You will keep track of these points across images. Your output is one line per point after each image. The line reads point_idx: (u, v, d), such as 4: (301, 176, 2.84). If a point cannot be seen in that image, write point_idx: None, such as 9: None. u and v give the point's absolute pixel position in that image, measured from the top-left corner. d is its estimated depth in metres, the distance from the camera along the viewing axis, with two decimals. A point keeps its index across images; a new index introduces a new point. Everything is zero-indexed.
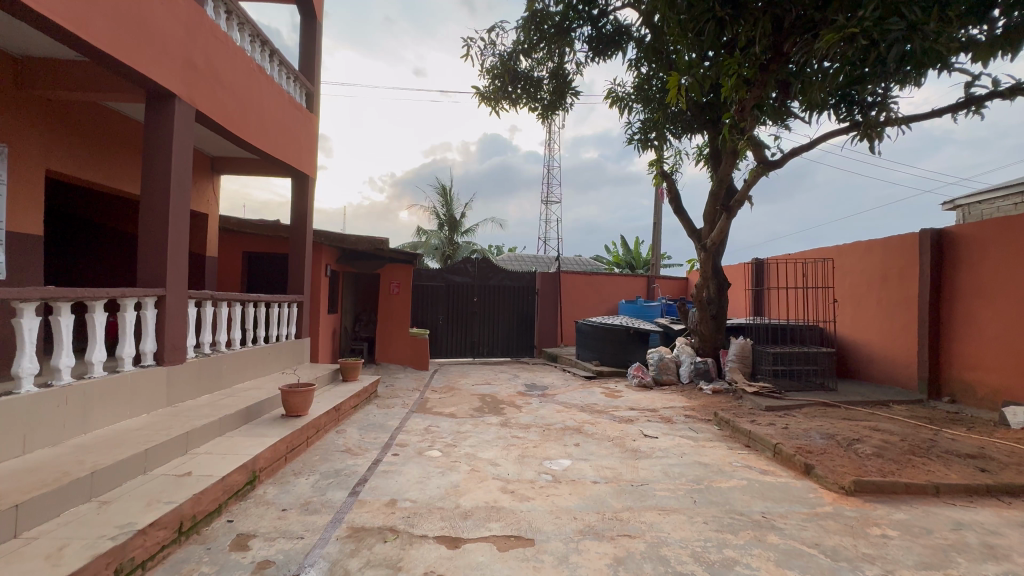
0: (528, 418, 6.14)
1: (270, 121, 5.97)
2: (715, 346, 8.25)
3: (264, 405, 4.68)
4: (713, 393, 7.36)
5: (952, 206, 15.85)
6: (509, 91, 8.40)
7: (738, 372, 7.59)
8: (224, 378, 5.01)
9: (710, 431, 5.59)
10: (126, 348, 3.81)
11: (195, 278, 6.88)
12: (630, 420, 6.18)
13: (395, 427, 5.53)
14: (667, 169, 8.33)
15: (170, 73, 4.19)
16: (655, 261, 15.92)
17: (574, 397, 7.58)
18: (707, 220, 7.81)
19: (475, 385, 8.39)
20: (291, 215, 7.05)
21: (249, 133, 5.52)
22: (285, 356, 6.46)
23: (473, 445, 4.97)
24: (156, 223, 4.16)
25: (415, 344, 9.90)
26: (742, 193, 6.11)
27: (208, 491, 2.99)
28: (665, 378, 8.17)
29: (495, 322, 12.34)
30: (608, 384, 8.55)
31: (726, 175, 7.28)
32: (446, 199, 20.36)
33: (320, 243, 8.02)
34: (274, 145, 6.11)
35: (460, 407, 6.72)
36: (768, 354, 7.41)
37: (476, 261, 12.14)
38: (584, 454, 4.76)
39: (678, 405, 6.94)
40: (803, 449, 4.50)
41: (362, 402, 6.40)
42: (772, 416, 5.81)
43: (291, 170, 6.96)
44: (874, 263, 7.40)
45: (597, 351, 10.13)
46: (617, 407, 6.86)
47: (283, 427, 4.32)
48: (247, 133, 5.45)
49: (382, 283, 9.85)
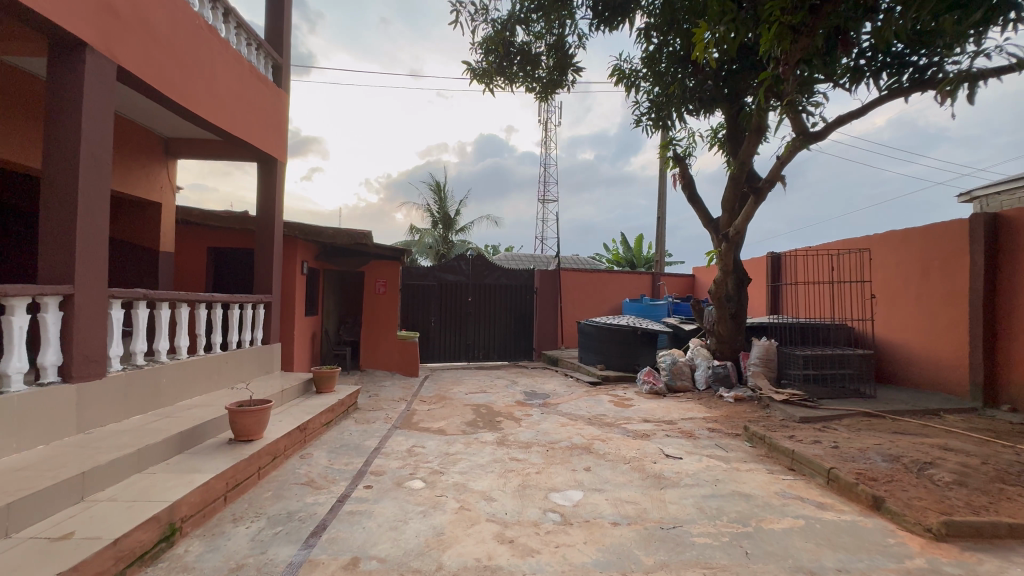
0: (529, 435, 5.31)
1: (225, 93, 5.17)
2: (734, 349, 7.44)
3: (207, 428, 3.82)
4: (736, 402, 6.57)
5: (969, 198, 15.13)
6: (504, 67, 7.59)
7: (762, 377, 6.79)
8: (162, 394, 4.15)
9: (742, 449, 4.79)
10: (13, 363, 2.95)
11: (147, 276, 6.03)
12: (646, 436, 5.37)
13: (373, 449, 4.69)
14: (681, 152, 7.51)
15: (80, 16, 3.33)
16: (659, 258, 15.15)
17: (579, 407, 6.77)
18: (726, 207, 6.97)
19: (469, 394, 7.56)
20: (258, 203, 6.21)
21: (197, 103, 4.70)
22: (248, 365, 5.63)
23: (464, 472, 4.13)
24: (62, 200, 3.30)
25: (404, 348, 9.06)
26: (773, 172, 5.29)
27: (88, 565, 2.15)
28: (679, 385, 7.38)
29: (491, 323, 11.51)
30: (615, 390, 7.73)
31: (749, 156, 6.48)
32: (440, 196, 19.53)
33: (294, 236, 7.14)
34: (230, 120, 5.26)
35: (450, 421, 5.89)
36: (798, 357, 6.60)
37: (471, 258, 11.30)
38: (597, 483, 3.93)
39: (698, 416, 6.13)
40: (864, 475, 3.70)
41: (337, 417, 5.56)
42: (812, 430, 5.01)
43: (256, 154, 6.11)
44: (912, 255, 6.64)
45: (602, 354, 9.32)
46: (629, 419, 6.06)
47: (226, 457, 3.48)
48: (191, 102, 4.60)
49: (367, 283, 9.02)
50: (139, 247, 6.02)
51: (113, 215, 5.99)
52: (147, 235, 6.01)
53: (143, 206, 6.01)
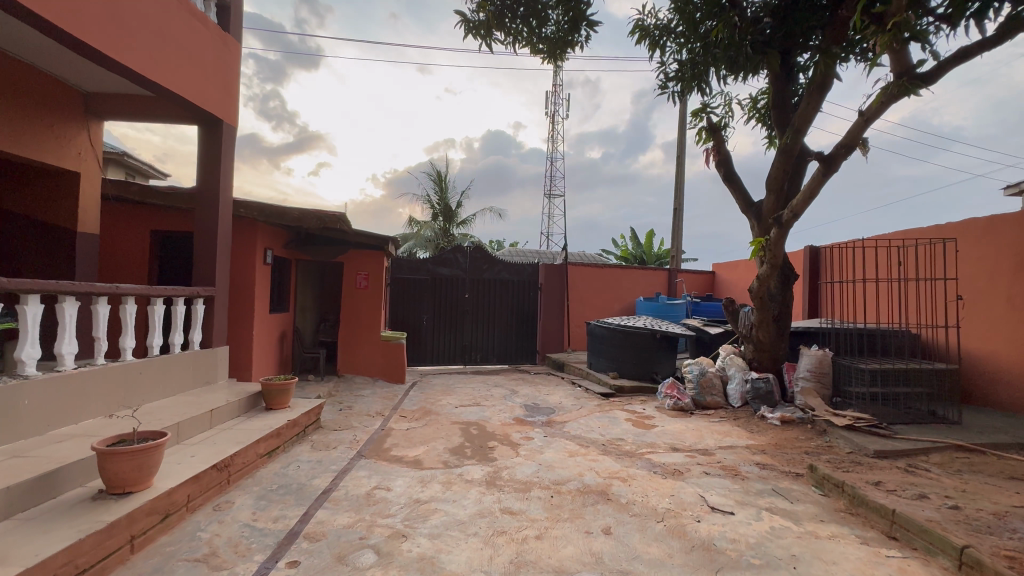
0: (528, 472, 4.13)
1: (129, 15, 4.03)
2: (776, 360, 6.23)
3: (66, 475, 2.67)
4: (783, 425, 5.38)
5: (1016, 191, 13.69)
6: (506, 20, 6.44)
7: (814, 395, 5.60)
8: (20, 421, 3.01)
9: (813, 500, 3.59)
10: None
11: (62, 263, 4.91)
12: (679, 474, 4.18)
13: (320, 494, 3.52)
14: (716, 122, 6.25)
15: None
16: (676, 253, 13.89)
17: (590, 427, 5.60)
18: (773, 187, 5.73)
19: (459, 408, 6.41)
20: (198, 172, 5.03)
21: (78, 23, 3.56)
22: (182, 374, 4.52)
23: (435, 537, 2.96)
24: None
25: (388, 351, 7.92)
26: (851, 134, 4.05)
27: None
28: (708, 401, 6.22)
29: (490, 322, 10.35)
30: (632, 405, 6.55)
31: (805, 123, 5.29)
32: (441, 186, 18.34)
33: (253, 219, 5.94)
34: (140, 58, 4.14)
35: (431, 447, 4.73)
36: (863, 372, 5.35)
37: (468, 251, 10.14)
38: (623, 560, 2.75)
39: (739, 444, 4.93)
40: (1021, 564, 2.49)
41: (288, 442, 4.42)
42: (903, 476, 3.81)
43: (196, 113, 4.96)
44: (1000, 247, 5.31)
45: (614, 360, 8.13)
46: (653, 448, 4.88)
47: (71, 526, 2.33)
48: (67, 23, 3.48)
49: (346, 275, 7.89)
50: (53, 226, 4.91)
51: (21, 187, 4.89)
52: (62, 211, 4.89)
53: (57, 176, 4.91)
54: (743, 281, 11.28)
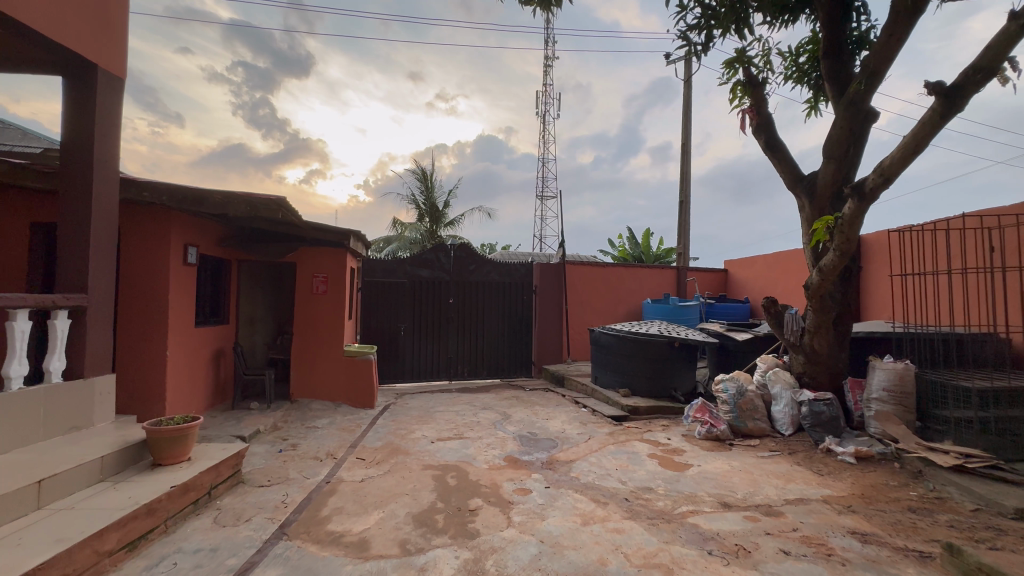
0: (524, 560, 2.77)
1: None
2: (835, 375, 4.94)
3: None
4: (860, 464, 4.09)
5: None
6: None
7: (893, 421, 4.32)
8: None
9: None
10: None
11: None
12: (747, 555, 2.83)
13: None
14: (755, 75, 4.97)
15: None
16: (683, 250, 12.61)
17: (605, 470, 4.26)
18: (831, 152, 4.49)
19: (435, 443, 5.03)
20: (63, 135, 3.67)
21: None
22: (22, 421, 3.14)
23: None
24: None
25: (353, 369, 6.54)
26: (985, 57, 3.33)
27: None
28: (750, 428, 4.92)
29: (477, 331, 9.00)
30: (653, 434, 5.22)
31: (879, 64, 4.10)
32: (426, 184, 16.99)
33: (165, 206, 4.55)
34: None
35: (388, 514, 3.36)
36: (968, 393, 4.02)
37: (452, 249, 8.80)
38: None
39: (812, 496, 3.61)
40: None
41: (173, 518, 3.02)
42: None
43: (57, 53, 3.57)
44: None
45: (624, 375, 6.78)
46: (696, 504, 3.54)
47: None
48: None
49: (302, 279, 6.52)
50: None
51: None
52: None
53: None
54: (761, 278, 9.98)
